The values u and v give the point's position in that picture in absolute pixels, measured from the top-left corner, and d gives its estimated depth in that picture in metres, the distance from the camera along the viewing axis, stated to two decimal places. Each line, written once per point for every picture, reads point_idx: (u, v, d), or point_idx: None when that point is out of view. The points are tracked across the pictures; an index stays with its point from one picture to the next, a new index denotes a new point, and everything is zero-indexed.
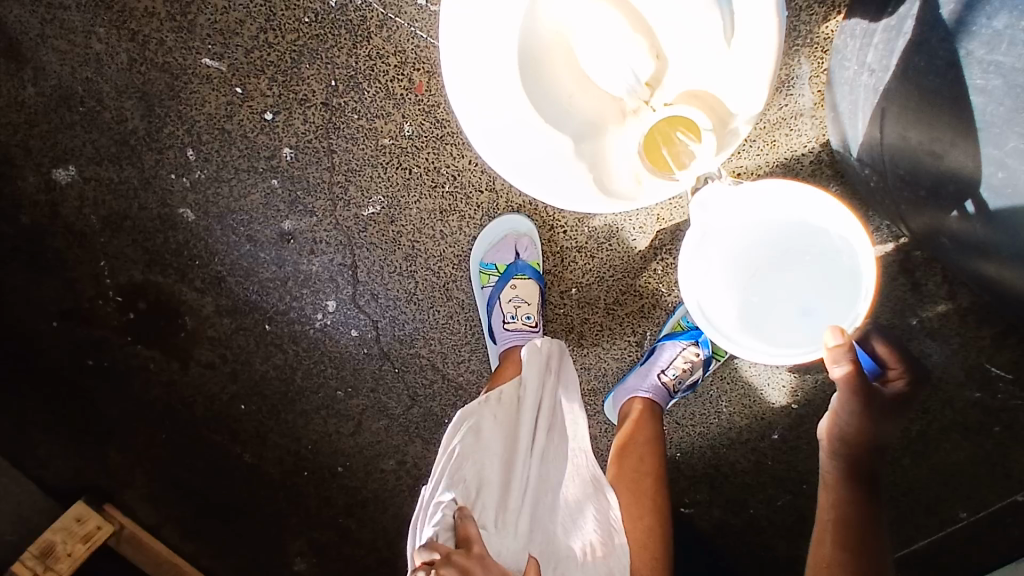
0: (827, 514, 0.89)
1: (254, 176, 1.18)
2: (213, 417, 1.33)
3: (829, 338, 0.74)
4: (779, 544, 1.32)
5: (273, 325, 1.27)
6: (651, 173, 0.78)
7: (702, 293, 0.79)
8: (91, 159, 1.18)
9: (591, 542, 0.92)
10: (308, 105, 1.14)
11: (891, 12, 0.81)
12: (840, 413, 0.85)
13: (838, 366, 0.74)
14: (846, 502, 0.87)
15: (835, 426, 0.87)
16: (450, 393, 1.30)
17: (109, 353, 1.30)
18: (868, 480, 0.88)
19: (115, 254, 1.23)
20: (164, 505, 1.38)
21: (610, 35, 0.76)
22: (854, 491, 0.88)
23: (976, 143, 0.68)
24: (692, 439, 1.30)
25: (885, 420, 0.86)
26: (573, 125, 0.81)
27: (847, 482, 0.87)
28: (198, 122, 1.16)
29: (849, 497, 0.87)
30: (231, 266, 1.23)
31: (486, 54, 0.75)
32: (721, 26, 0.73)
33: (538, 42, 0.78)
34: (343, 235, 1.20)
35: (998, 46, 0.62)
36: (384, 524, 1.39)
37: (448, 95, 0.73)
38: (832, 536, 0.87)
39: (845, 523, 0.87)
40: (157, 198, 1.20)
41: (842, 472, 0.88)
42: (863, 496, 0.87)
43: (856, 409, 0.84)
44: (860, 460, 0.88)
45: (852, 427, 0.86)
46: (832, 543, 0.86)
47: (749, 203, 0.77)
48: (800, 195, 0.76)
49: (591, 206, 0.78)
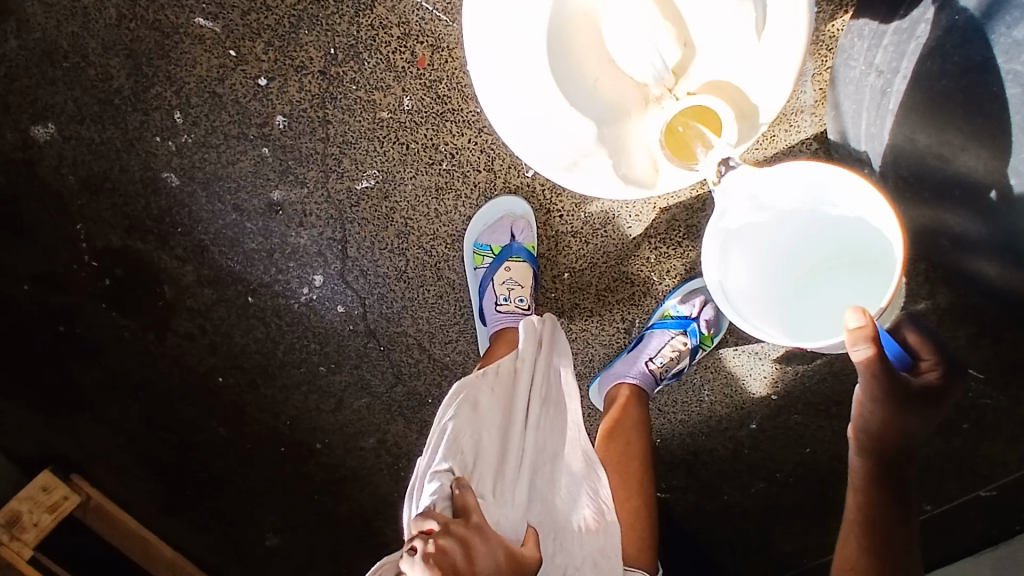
0: (851, 515, 0.82)
1: (244, 143, 1.14)
2: (189, 389, 1.30)
3: (850, 319, 0.64)
4: (748, 529, 1.37)
5: (256, 298, 1.24)
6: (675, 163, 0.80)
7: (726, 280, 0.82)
8: (73, 118, 1.13)
9: (585, 516, 0.94)
10: (305, 72, 1.11)
11: (903, 15, 0.84)
12: (861, 414, 0.74)
13: (858, 348, 0.64)
14: (872, 506, 0.80)
15: (857, 428, 0.76)
16: (436, 373, 1.29)
17: (81, 320, 1.25)
18: (899, 481, 0.79)
19: (93, 217, 1.18)
20: (135, 476, 1.35)
21: (641, 22, 0.73)
22: (881, 494, 0.79)
23: (993, 150, 0.76)
24: (673, 425, 1.32)
25: (923, 422, 0.73)
26: (596, 110, 0.79)
27: (876, 486, 0.79)
28: (188, 85, 1.11)
29: (879, 502, 0.79)
30: (216, 236, 1.19)
31: (516, 41, 0.73)
32: (752, 18, 0.74)
33: (568, 23, 0.75)
34: (334, 209, 1.17)
35: (1016, 56, 0.71)
36: (361, 502, 1.38)
37: (475, 80, 0.75)
38: (858, 540, 0.81)
39: (869, 527, 0.80)
40: (140, 161, 1.15)
41: (869, 474, 0.78)
42: (892, 500, 0.79)
43: (879, 414, 0.72)
44: (891, 460, 0.77)
45: (877, 431, 0.75)
46: (855, 546, 0.81)
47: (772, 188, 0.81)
48: (823, 182, 0.79)
49: (603, 192, 0.83)
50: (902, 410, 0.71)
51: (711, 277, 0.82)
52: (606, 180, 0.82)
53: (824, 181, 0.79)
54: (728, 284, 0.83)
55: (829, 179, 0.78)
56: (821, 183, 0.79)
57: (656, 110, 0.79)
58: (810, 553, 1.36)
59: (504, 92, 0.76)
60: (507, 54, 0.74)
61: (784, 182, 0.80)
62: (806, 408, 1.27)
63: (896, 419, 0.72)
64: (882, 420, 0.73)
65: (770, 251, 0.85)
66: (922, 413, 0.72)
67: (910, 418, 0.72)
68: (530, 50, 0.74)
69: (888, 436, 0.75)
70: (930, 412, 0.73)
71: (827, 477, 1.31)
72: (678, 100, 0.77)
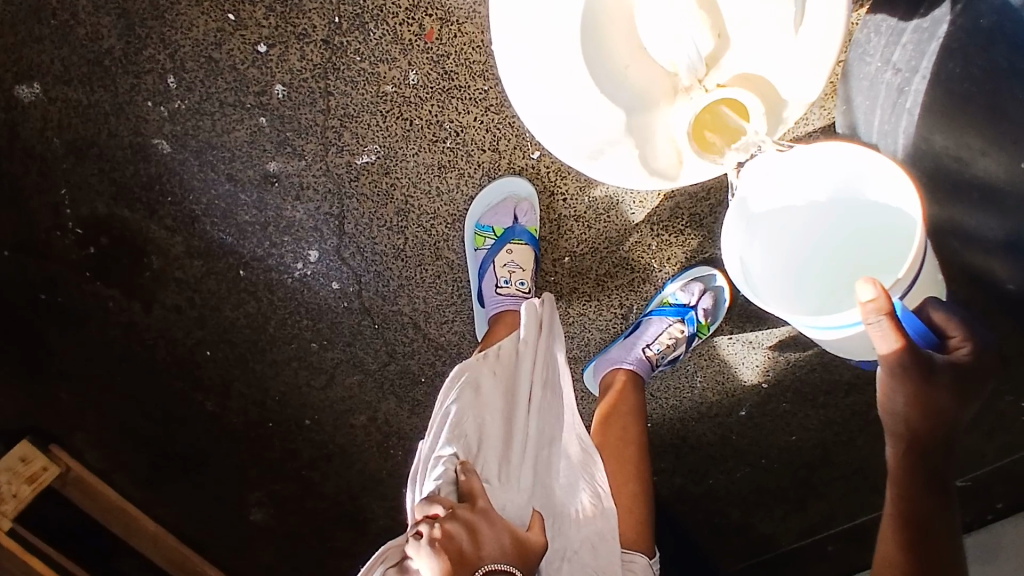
0: (887, 511, 0.76)
1: (240, 111, 1.10)
2: (175, 362, 1.27)
3: (861, 291, 0.65)
4: (732, 513, 1.39)
5: (247, 271, 1.20)
6: (702, 158, 0.82)
7: (748, 256, 0.87)
8: (59, 78, 1.07)
9: (583, 502, 0.95)
10: (308, 40, 1.07)
11: (925, 14, 0.85)
12: (885, 394, 0.72)
13: (874, 320, 0.65)
14: (907, 499, 0.74)
15: (884, 411, 0.73)
16: (430, 352, 1.28)
17: (64, 288, 1.20)
18: (938, 474, 0.74)
19: (79, 183, 1.14)
20: (116, 448, 1.32)
21: (677, 9, 0.72)
22: (919, 485, 0.73)
23: (1012, 155, 0.81)
24: (664, 410, 1.33)
25: (955, 400, 0.70)
26: (624, 97, 0.78)
27: (911, 476, 0.73)
28: (183, 48, 1.07)
29: (912, 494, 0.73)
30: (208, 207, 1.16)
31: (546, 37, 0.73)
32: (791, 13, 0.74)
33: (602, 14, 0.74)
34: (332, 184, 1.14)
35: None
36: (349, 478, 1.38)
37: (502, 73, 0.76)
38: (893, 534, 0.75)
39: (906, 521, 0.74)
40: (130, 126, 1.11)
41: (901, 462, 0.74)
42: (932, 495, 0.74)
43: (906, 393, 0.70)
44: (925, 446, 0.73)
45: (904, 412, 0.71)
46: (894, 543, 0.74)
47: (803, 169, 0.84)
48: (857, 167, 0.82)
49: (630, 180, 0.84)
50: (929, 388, 0.69)
51: (733, 254, 0.86)
52: (633, 172, 0.83)
53: (861, 171, 0.83)
54: (747, 262, 0.88)
55: (863, 167, 0.82)
56: (855, 172, 0.83)
57: (684, 101, 0.79)
58: (790, 537, 1.40)
59: (530, 76, 0.76)
60: (535, 40, 0.73)
61: (815, 166, 0.84)
62: (795, 396, 1.28)
63: (925, 397, 0.70)
64: (909, 399, 0.70)
65: (790, 229, 0.90)
66: (950, 388, 0.70)
67: (939, 396, 0.70)
68: (558, 43, 0.73)
69: (919, 419, 0.71)
70: (959, 388, 0.70)
71: (810, 464, 1.34)
72: (707, 93, 0.78)
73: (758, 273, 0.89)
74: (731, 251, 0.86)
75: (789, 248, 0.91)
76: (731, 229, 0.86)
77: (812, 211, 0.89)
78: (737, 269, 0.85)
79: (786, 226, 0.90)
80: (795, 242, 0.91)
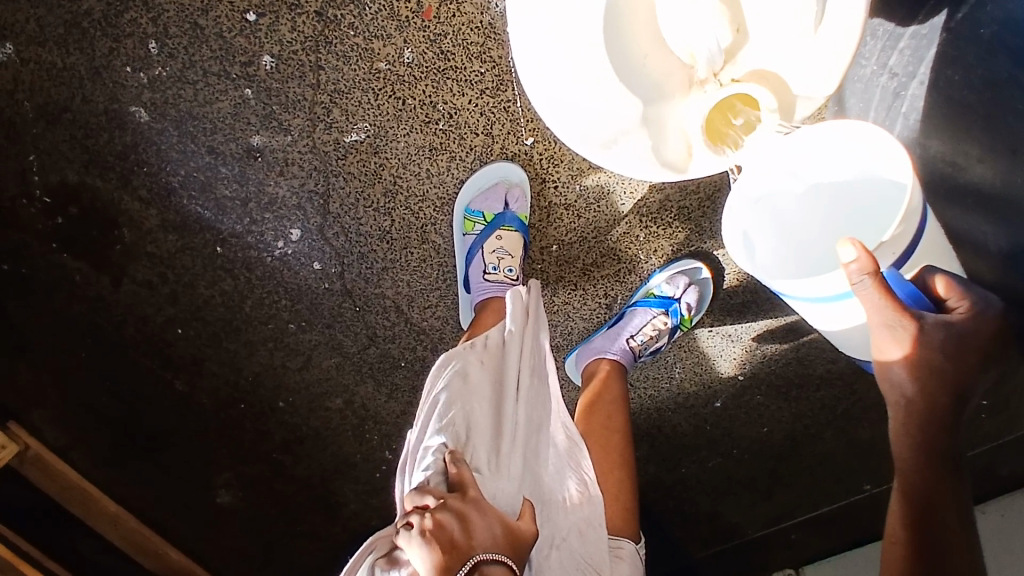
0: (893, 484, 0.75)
1: (226, 81, 1.06)
2: (146, 340, 1.22)
3: (845, 252, 0.67)
4: (701, 501, 1.42)
5: (224, 248, 1.16)
6: (709, 149, 0.84)
7: (754, 231, 0.90)
8: (32, 39, 1.01)
9: (570, 490, 0.96)
10: (300, 11, 1.03)
11: (921, 21, 0.94)
12: (881, 359, 0.74)
13: (860, 279, 0.67)
14: (912, 471, 0.72)
15: (882, 378, 0.75)
16: (411, 337, 1.26)
17: (28, 260, 1.14)
18: (944, 446, 0.72)
19: (48, 149, 1.08)
20: (78, 429, 1.26)
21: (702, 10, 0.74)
22: (922, 455, 0.72)
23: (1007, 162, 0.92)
24: (644, 400, 1.34)
25: (951, 361, 0.71)
26: (645, 88, 0.79)
27: (915, 446, 0.73)
28: (167, 12, 1.02)
29: (914, 463, 0.72)
30: (185, 179, 1.11)
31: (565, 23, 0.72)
32: (811, 12, 0.76)
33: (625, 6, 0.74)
34: (318, 161, 1.11)
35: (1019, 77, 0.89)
36: (322, 461, 1.36)
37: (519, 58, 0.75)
38: (898, 508, 0.74)
39: (908, 491, 0.73)
40: (106, 92, 1.05)
41: (902, 432, 0.74)
42: (939, 466, 0.72)
43: (899, 355, 0.72)
44: (925, 412, 0.72)
45: (900, 376, 0.72)
46: (899, 518, 0.73)
47: (815, 158, 0.87)
48: (867, 160, 0.85)
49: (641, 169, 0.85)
50: (923, 348, 0.70)
51: (734, 228, 0.90)
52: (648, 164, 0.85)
53: (872, 169, 0.86)
54: (750, 237, 0.90)
55: (873, 162, 0.84)
56: (864, 165, 0.86)
57: (698, 94, 0.81)
58: (753, 527, 1.43)
59: (544, 56, 0.75)
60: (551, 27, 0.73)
61: (826, 156, 0.87)
62: (769, 389, 1.32)
63: (919, 357, 0.71)
64: (904, 361, 0.72)
65: (800, 215, 0.92)
66: (945, 349, 0.70)
67: (936, 356, 0.70)
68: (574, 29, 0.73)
69: (914, 381, 0.72)
70: (955, 347, 0.71)
71: (779, 455, 1.38)
72: (721, 87, 0.80)
73: (764, 257, 0.91)
74: (733, 226, 0.89)
75: (797, 234, 0.93)
76: (738, 205, 0.89)
77: (826, 206, 0.92)
78: (735, 241, 0.89)
79: (797, 212, 0.92)
80: (802, 229, 0.93)
